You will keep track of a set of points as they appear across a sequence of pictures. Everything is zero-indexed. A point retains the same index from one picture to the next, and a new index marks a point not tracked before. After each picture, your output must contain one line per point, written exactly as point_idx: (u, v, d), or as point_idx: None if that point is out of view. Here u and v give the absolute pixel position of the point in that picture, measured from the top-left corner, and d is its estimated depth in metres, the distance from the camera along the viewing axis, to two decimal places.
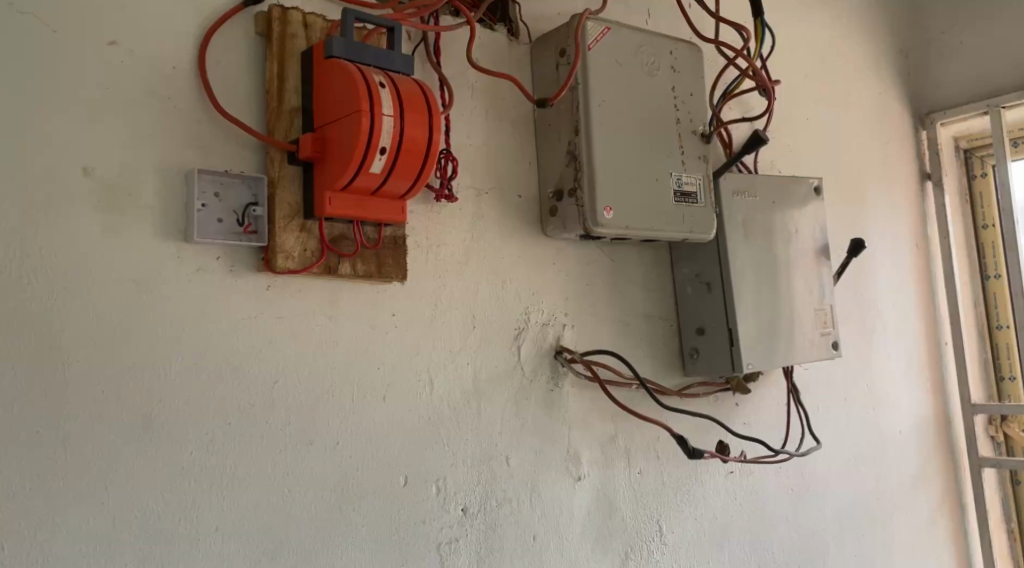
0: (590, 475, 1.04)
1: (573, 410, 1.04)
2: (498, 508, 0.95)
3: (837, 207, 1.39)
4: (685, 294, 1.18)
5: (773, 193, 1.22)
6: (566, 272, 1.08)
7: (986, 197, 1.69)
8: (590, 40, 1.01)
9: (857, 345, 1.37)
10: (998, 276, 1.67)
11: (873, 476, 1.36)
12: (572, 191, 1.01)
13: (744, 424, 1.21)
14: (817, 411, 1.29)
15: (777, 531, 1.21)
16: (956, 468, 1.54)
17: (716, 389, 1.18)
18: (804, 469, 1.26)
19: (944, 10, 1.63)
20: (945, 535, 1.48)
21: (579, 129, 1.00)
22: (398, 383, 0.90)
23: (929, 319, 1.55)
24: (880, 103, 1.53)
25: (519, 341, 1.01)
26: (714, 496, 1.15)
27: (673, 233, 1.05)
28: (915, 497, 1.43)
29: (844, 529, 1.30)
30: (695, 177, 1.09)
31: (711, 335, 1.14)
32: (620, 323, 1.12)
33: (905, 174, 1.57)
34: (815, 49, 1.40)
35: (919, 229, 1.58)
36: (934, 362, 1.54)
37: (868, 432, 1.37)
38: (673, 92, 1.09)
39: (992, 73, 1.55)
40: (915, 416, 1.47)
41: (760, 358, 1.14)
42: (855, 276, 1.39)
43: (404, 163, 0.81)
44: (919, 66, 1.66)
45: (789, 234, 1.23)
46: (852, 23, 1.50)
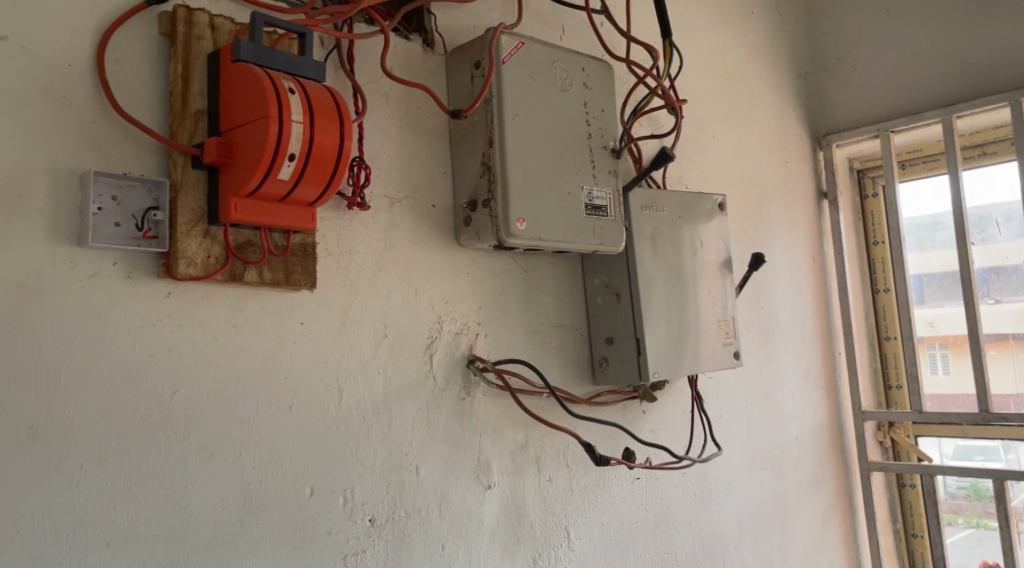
0: (499, 483, 1.05)
1: (484, 419, 1.05)
2: (407, 517, 0.95)
3: (740, 223, 1.45)
4: (596, 304, 1.21)
5: (679, 207, 1.27)
6: (479, 282, 1.09)
7: (877, 215, 1.80)
8: (503, 54, 1.02)
9: (757, 354, 1.43)
10: (887, 289, 1.78)
11: (772, 480, 1.43)
12: (486, 202, 1.02)
13: (650, 431, 1.25)
14: (719, 418, 1.34)
15: (680, 535, 1.25)
16: (847, 472, 1.63)
17: (624, 397, 1.21)
18: (707, 474, 1.31)
19: (841, 38, 1.73)
20: (837, 536, 1.57)
21: (493, 141, 1.01)
22: (305, 393, 0.89)
23: (824, 329, 1.64)
24: (780, 125, 1.61)
25: (431, 351, 1.02)
26: (621, 502, 1.18)
27: (584, 245, 1.08)
28: (810, 500, 1.51)
29: (744, 531, 1.35)
30: (605, 191, 1.12)
31: (620, 344, 1.17)
32: (532, 332, 1.13)
33: (803, 193, 1.65)
34: (721, 71, 1.46)
35: (816, 245, 1.66)
36: (829, 371, 1.63)
37: (768, 439, 1.43)
38: (585, 107, 1.12)
39: (883, 99, 1.66)
40: (811, 422, 1.55)
41: (665, 367, 1.18)
42: (757, 289, 1.46)
43: (314, 170, 0.80)
44: (818, 90, 1.76)
45: (695, 247, 1.28)
46: (756, 47, 1.57)
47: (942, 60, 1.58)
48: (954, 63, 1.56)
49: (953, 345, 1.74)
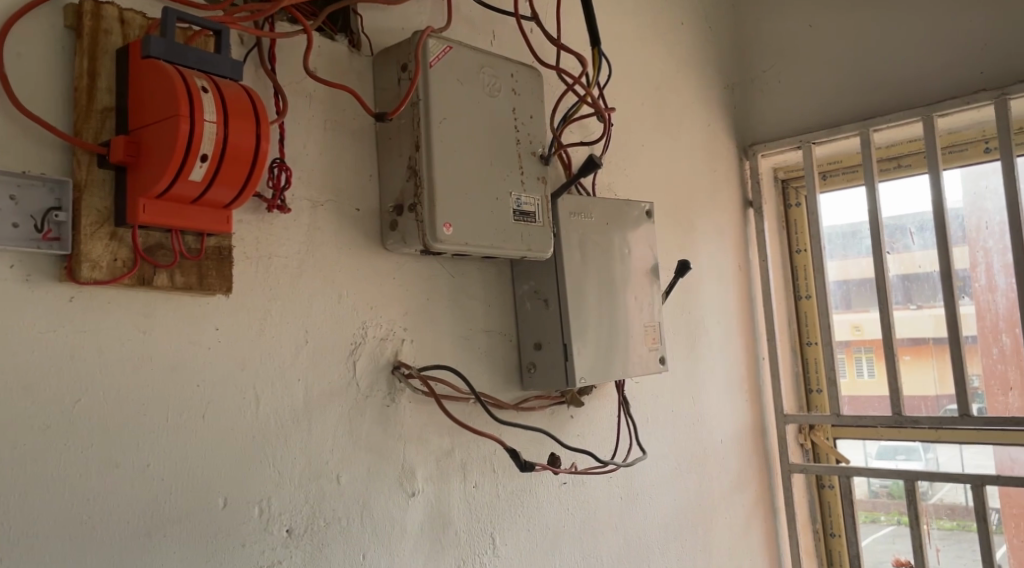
0: (423, 491, 1.04)
1: (408, 426, 1.04)
2: (326, 527, 0.93)
3: (668, 230, 1.48)
4: (525, 309, 1.21)
5: (608, 214, 1.28)
6: (406, 287, 1.07)
7: (799, 224, 1.86)
8: (430, 58, 1.02)
9: (683, 359, 1.46)
10: (808, 296, 1.85)
11: (697, 483, 1.45)
12: (412, 206, 1.01)
13: (577, 435, 1.25)
14: (646, 422, 1.36)
15: (606, 539, 1.26)
16: (770, 474, 1.67)
17: (551, 403, 1.21)
18: (633, 478, 1.32)
19: (767, 51, 1.78)
20: (760, 536, 1.61)
21: (420, 145, 1.00)
22: (220, 401, 0.86)
23: (749, 335, 1.68)
24: (708, 134, 1.65)
25: (354, 357, 1.00)
26: (547, 507, 1.18)
27: (511, 250, 1.08)
28: (734, 501, 1.54)
29: (669, 534, 1.37)
30: (534, 198, 1.12)
31: (547, 350, 1.18)
32: (459, 338, 1.13)
33: (729, 201, 1.69)
34: (650, 80, 1.48)
35: (741, 252, 1.71)
36: (753, 375, 1.67)
37: (693, 442, 1.46)
38: (514, 113, 1.12)
39: (805, 111, 1.71)
40: (735, 426, 1.58)
41: (591, 372, 1.19)
42: (684, 295, 1.48)
43: (228, 171, 0.78)
44: (744, 101, 1.80)
45: (622, 254, 1.29)
46: (685, 58, 1.60)
47: (862, 75, 1.64)
48: (872, 79, 1.62)
49: (875, 350, 1.79)
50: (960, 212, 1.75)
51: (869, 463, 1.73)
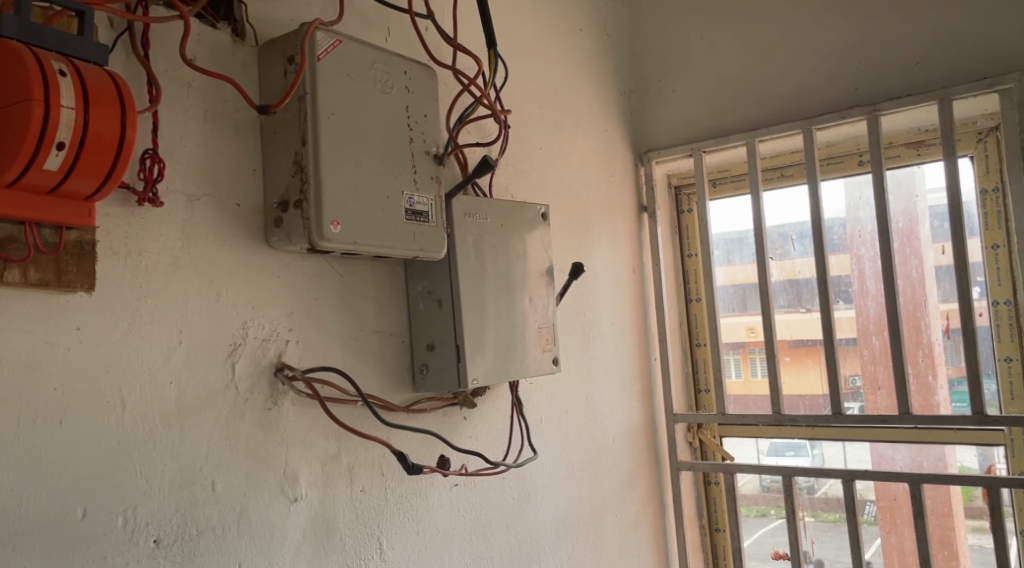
0: (307, 496, 1.01)
1: (292, 430, 1.01)
2: (198, 536, 0.89)
3: (564, 232, 1.49)
4: (418, 310, 1.20)
5: (503, 216, 1.28)
6: (292, 286, 1.04)
7: (691, 229, 1.93)
8: (318, 51, 0.99)
9: (577, 359, 1.48)
10: (698, 299, 1.92)
11: (588, 483, 1.48)
12: (298, 203, 0.98)
13: (469, 437, 1.25)
14: (538, 423, 1.37)
15: (497, 540, 1.26)
16: (659, 471, 1.72)
17: (443, 404, 1.20)
18: (526, 478, 1.33)
19: (662, 60, 1.83)
20: (649, 533, 1.65)
21: (307, 140, 0.98)
22: (81, 404, 0.81)
23: (642, 336, 1.73)
24: (605, 139, 1.68)
25: (234, 358, 0.96)
26: (437, 509, 1.17)
27: (402, 250, 1.06)
28: (624, 500, 1.58)
29: (560, 534, 1.39)
30: (427, 197, 1.11)
31: (440, 351, 1.17)
32: (348, 339, 1.10)
33: (625, 205, 1.73)
34: (548, 83, 1.50)
35: (636, 255, 1.75)
36: (645, 376, 1.72)
37: (586, 441, 1.48)
38: (407, 111, 1.11)
39: (698, 121, 1.77)
40: (628, 425, 1.62)
41: (484, 374, 1.19)
42: (579, 297, 1.51)
43: (89, 161, 0.73)
44: (640, 108, 1.85)
45: (517, 256, 1.30)
46: (583, 63, 1.62)
47: (750, 87, 1.70)
48: (760, 91, 1.69)
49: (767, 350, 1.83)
50: (838, 221, 1.85)
51: (762, 460, 1.81)
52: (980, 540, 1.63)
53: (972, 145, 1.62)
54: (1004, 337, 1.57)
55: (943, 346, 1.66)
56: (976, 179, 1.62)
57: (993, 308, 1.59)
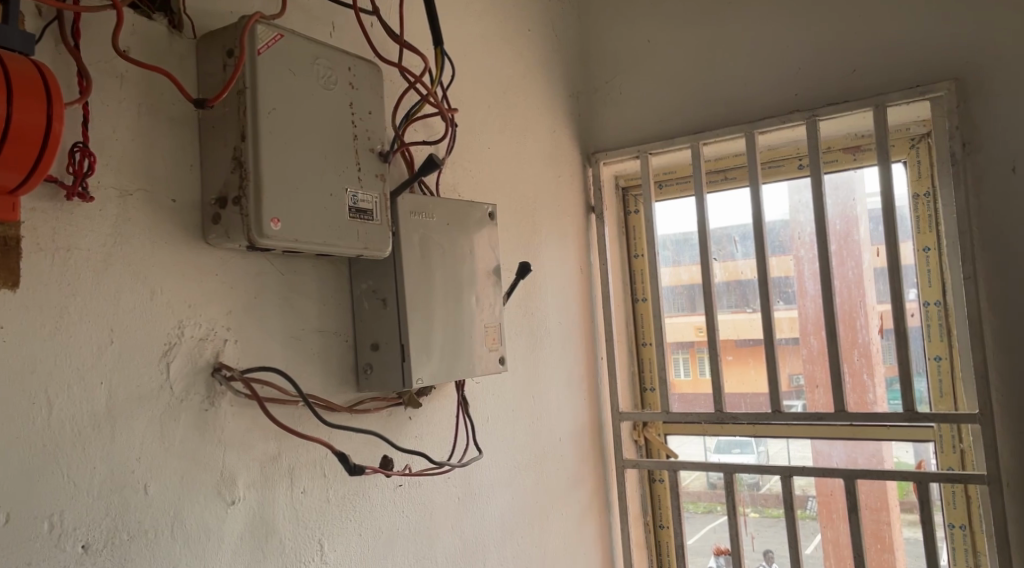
0: (245, 499, 0.99)
1: (230, 431, 0.99)
2: (129, 541, 0.87)
3: (512, 231, 1.49)
4: (362, 309, 1.18)
5: (449, 215, 1.27)
6: (231, 284, 1.02)
7: (637, 230, 1.95)
8: (258, 45, 0.97)
9: (523, 359, 1.48)
10: (644, 299, 1.94)
11: (534, 481, 1.48)
12: (236, 199, 0.96)
13: (414, 437, 1.24)
14: (484, 422, 1.37)
15: (441, 540, 1.26)
16: (605, 469, 1.74)
17: (387, 405, 1.19)
18: (471, 478, 1.33)
19: (610, 63, 1.84)
20: (594, 530, 1.66)
21: (246, 135, 0.96)
22: (3, 406, 0.78)
23: (588, 335, 1.74)
24: (553, 140, 1.69)
25: (168, 358, 0.93)
26: (380, 510, 1.16)
27: (345, 249, 1.05)
28: (570, 499, 1.59)
29: (505, 533, 1.39)
30: (371, 195, 1.10)
31: (384, 351, 1.16)
32: (290, 338, 1.08)
33: (573, 206, 1.74)
34: (496, 82, 1.50)
35: (583, 256, 1.77)
36: (591, 375, 1.73)
37: (532, 440, 1.49)
38: (351, 108, 1.09)
39: (645, 123, 1.79)
40: (574, 424, 1.63)
41: (428, 374, 1.18)
42: (526, 297, 1.51)
43: (12, 152, 0.71)
44: (588, 110, 1.86)
45: (464, 255, 1.29)
46: (531, 63, 1.63)
47: (696, 90, 1.73)
48: (705, 95, 1.72)
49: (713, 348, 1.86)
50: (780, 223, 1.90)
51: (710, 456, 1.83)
52: (912, 534, 1.68)
53: (905, 151, 1.67)
54: (934, 336, 1.63)
55: (877, 345, 1.71)
56: (909, 184, 1.68)
57: (924, 309, 1.64)
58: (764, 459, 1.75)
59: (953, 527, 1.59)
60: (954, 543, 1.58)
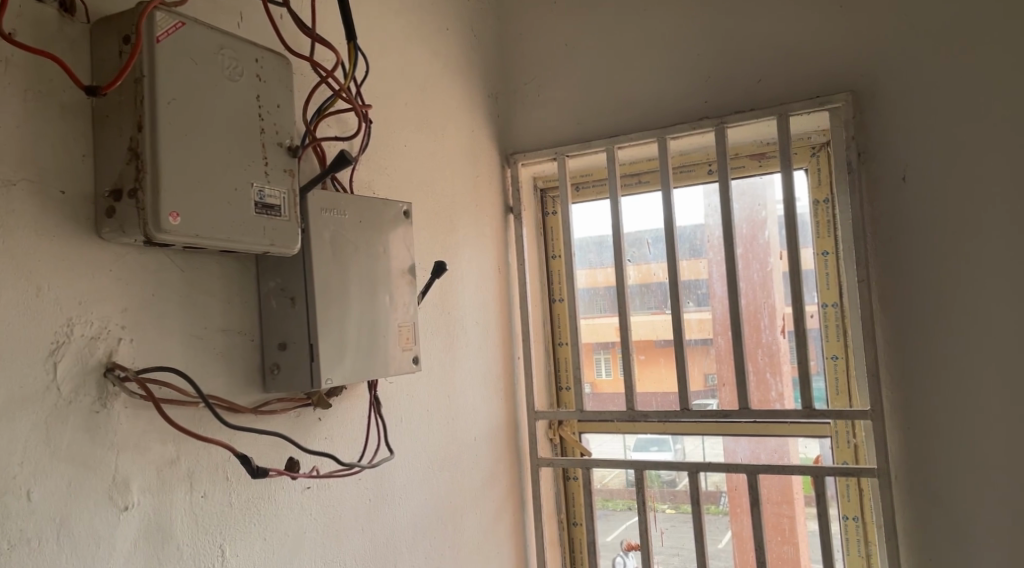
0: (140, 504, 0.95)
1: (124, 434, 0.95)
2: (10, 550, 0.82)
3: (427, 230, 1.48)
4: (270, 307, 1.15)
5: (362, 212, 1.25)
6: (127, 280, 0.98)
7: (555, 232, 1.98)
8: (157, 33, 0.94)
9: (439, 358, 1.48)
10: (561, 299, 1.97)
11: (448, 481, 1.48)
12: (132, 191, 0.92)
13: (323, 438, 1.22)
14: (397, 423, 1.36)
15: (351, 543, 1.24)
16: (519, 469, 1.74)
17: (295, 405, 1.16)
18: (382, 479, 1.31)
19: (529, 64, 1.86)
20: (508, 530, 1.67)
21: (143, 125, 0.92)
22: None
23: (505, 334, 1.75)
24: (471, 139, 1.69)
25: (55, 358, 0.89)
26: (286, 513, 1.14)
27: (251, 245, 1.02)
28: (484, 498, 1.59)
29: (417, 533, 1.38)
30: (279, 190, 1.07)
31: (292, 351, 1.13)
32: (190, 336, 1.05)
33: (491, 205, 1.75)
34: (413, 80, 1.48)
35: (501, 255, 1.77)
36: (507, 374, 1.74)
37: (446, 440, 1.48)
38: (258, 101, 1.06)
39: (563, 125, 1.81)
40: (489, 423, 1.63)
41: (338, 374, 1.16)
42: (442, 296, 1.51)
43: None
44: (507, 110, 1.87)
45: (377, 253, 1.27)
46: (449, 62, 1.62)
47: (612, 94, 1.76)
48: (621, 100, 1.75)
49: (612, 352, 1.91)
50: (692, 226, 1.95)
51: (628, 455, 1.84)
52: (813, 526, 1.76)
53: (806, 159, 1.75)
54: (832, 337, 1.71)
55: (779, 345, 1.78)
56: (811, 191, 1.75)
57: (823, 310, 1.72)
58: (680, 457, 1.78)
59: (847, 519, 1.66)
60: (848, 534, 1.66)
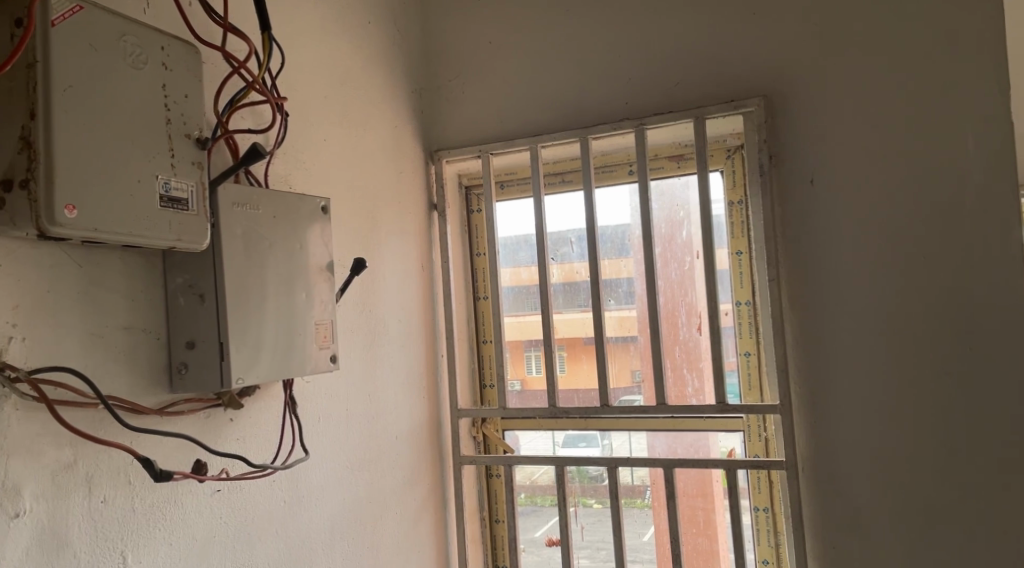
0: (33, 510, 0.91)
1: (15, 438, 0.90)
2: None
3: (347, 226, 1.46)
4: (177, 305, 1.11)
5: (276, 207, 1.22)
6: (19, 276, 0.93)
7: (479, 229, 1.98)
8: (53, 16, 0.90)
9: (359, 356, 1.46)
10: (485, 296, 1.97)
11: (367, 481, 1.46)
12: (25, 182, 0.88)
13: (235, 440, 1.18)
14: (314, 423, 1.33)
15: (263, 546, 1.21)
16: (441, 468, 1.74)
17: (205, 406, 1.13)
18: (298, 480, 1.29)
19: (453, 61, 1.85)
20: (429, 529, 1.66)
21: (36, 113, 0.88)
22: None
23: (428, 333, 1.74)
24: (394, 134, 1.67)
25: None
26: (195, 517, 1.10)
27: (155, 240, 0.99)
28: (404, 498, 1.58)
29: (334, 534, 1.36)
30: (186, 183, 1.03)
31: (201, 350, 1.10)
32: (89, 335, 1.00)
33: (414, 202, 1.73)
34: (332, 73, 1.46)
35: (425, 253, 1.76)
36: (430, 373, 1.73)
37: (366, 439, 1.46)
38: (164, 90, 1.02)
39: (487, 123, 1.81)
40: (411, 422, 1.62)
41: (251, 373, 1.14)
42: (363, 293, 1.49)
43: None
44: (431, 106, 1.86)
45: (293, 249, 1.24)
46: (371, 56, 1.60)
47: (536, 93, 1.77)
48: (545, 99, 1.76)
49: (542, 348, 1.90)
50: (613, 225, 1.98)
51: (557, 451, 1.86)
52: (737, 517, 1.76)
53: (721, 161, 1.80)
54: (745, 334, 1.76)
55: (697, 342, 1.83)
56: (726, 192, 1.80)
57: (737, 308, 1.77)
58: (609, 453, 1.82)
59: (757, 510, 1.72)
60: (759, 525, 1.72)
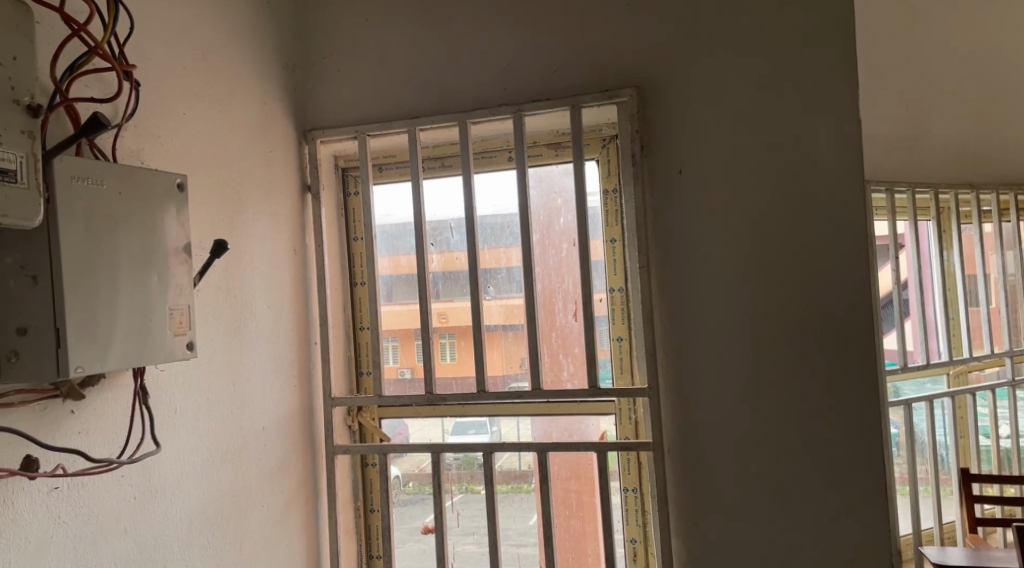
0: None
1: None
2: None
3: (206, 205, 1.38)
4: (7, 289, 1.03)
5: (122, 182, 1.12)
6: None
7: (356, 213, 1.93)
8: None
9: (219, 344, 1.38)
10: (362, 283, 1.92)
11: (230, 474, 1.39)
12: None
13: (78, 432, 1.11)
14: (167, 414, 1.26)
15: (110, 545, 1.14)
16: (313, 458, 1.67)
17: (40, 396, 1.06)
18: (150, 475, 1.21)
19: (328, 38, 1.78)
20: (299, 521, 1.60)
21: None
22: None
23: (301, 319, 1.67)
24: (262, 111, 1.59)
25: None
26: (28, 517, 1.04)
27: None
28: (272, 490, 1.51)
29: (192, 530, 1.29)
30: (14, 154, 0.96)
31: (34, 336, 1.03)
32: None
33: (285, 183, 1.66)
34: (191, 43, 1.37)
35: (297, 235, 1.69)
36: (302, 361, 1.67)
37: (229, 430, 1.40)
38: None
39: (363, 104, 1.76)
40: (280, 412, 1.56)
41: (92, 360, 1.06)
42: (225, 277, 1.41)
43: None
44: (304, 84, 1.78)
45: (144, 228, 1.15)
46: (236, 27, 1.51)
47: (413, 76, 1.73)
48: (423, 82, 1.73)
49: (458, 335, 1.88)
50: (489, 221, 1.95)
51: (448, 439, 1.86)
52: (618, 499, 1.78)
53: (597, 150, 1.83)
54: (618, 320, 1.81)
55: (571, 327, 1.86)
56: (601, 180, 1.84)
57: (610, 295, 1.81)
58: (498, 438, 1.83)
59: (627, 491, 1.78)
60: (627, 505, 1.77)
